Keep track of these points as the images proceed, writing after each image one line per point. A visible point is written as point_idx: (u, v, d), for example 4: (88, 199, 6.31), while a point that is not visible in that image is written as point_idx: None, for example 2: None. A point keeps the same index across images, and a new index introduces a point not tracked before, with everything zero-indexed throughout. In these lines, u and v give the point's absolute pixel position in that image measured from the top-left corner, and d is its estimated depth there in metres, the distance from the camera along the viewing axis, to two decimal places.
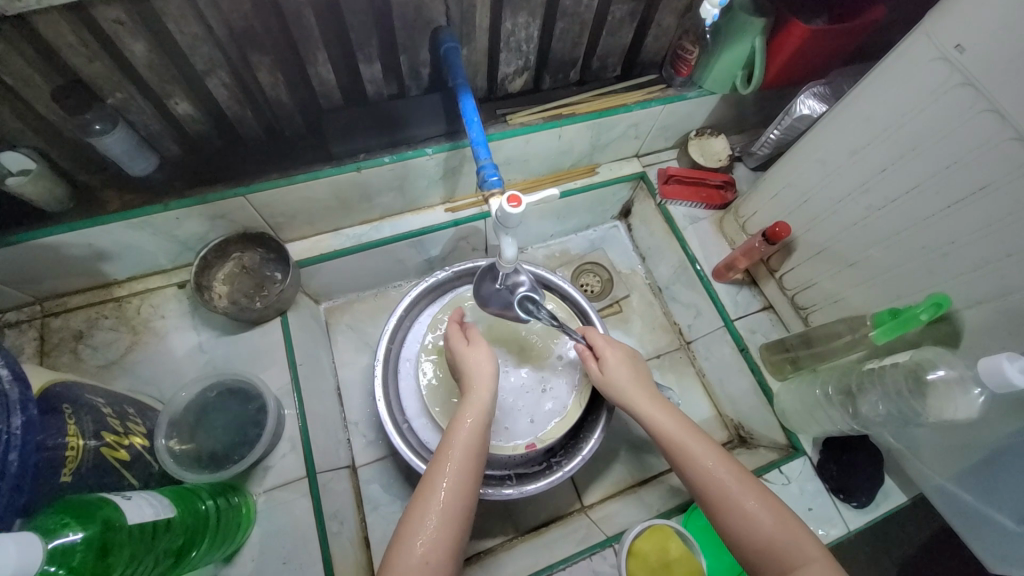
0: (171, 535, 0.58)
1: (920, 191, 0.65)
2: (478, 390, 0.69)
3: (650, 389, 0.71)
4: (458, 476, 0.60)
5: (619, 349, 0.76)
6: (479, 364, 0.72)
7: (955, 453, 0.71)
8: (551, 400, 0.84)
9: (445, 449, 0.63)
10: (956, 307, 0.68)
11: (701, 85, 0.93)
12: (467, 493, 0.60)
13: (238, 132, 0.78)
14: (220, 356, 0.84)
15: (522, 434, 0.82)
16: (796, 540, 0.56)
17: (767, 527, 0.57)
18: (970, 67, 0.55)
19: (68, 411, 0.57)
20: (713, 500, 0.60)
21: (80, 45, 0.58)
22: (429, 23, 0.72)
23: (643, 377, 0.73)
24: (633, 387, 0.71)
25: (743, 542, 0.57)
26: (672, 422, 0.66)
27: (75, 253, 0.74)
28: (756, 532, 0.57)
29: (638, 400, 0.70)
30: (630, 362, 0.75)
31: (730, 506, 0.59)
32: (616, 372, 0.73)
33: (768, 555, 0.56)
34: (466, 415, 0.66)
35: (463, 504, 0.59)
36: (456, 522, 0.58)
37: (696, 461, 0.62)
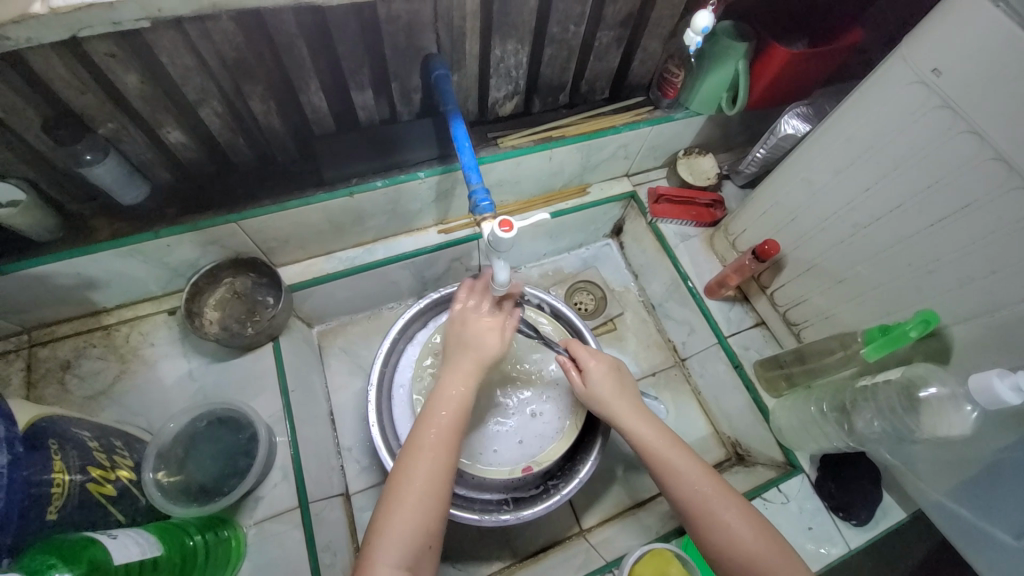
0: (158, 574, 0.56)
1: (903, 210, 0.66)
2: (471, 364, 0.70)
3: (638, 403, 0.71)
4: (444, 451, 0.62)
5: (603, 361, 0.75)
6: (484, 339, 0.72)
7: (951, 468, 0.71)
8: (545, 422, 0.84)
9: (432, 422, 0.64)
10: (945, 323, 0.69)
11: (688, 107, 0.95)
12: (450, 469, 0.61)
13: (231, 159, 0.79)
14: (210, 384, 0.82)
15: (513, 457, 0.82)
16: (776, 554, 0.57)
17: (750, 541, 0.58)
18: (948, 91, 0.57)
19: (53, 447, 0.55)
20: (699, 517, 0.60)
21: (72, 78, 0.58)
22: (420, 51, 0.73)
23: (627, 392, 0.72)
24: (620, 399, 0.70)
25: (724, 557, 0.58)
26: (661, 435, 0.66)
27: (64, 282, 0.73)
28: (740, 547, 0.58)
29: (622, 412, 0.69)
30: (615, 374, 0.73)
31: (713, 522, 0.59)
32: (600, 385, 0.72)
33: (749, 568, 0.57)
34: (454, 388, 0.67)
35: (447, 480, 0.61)
36: (440, 498, 0.60)
37: (680, 476, 0.62)
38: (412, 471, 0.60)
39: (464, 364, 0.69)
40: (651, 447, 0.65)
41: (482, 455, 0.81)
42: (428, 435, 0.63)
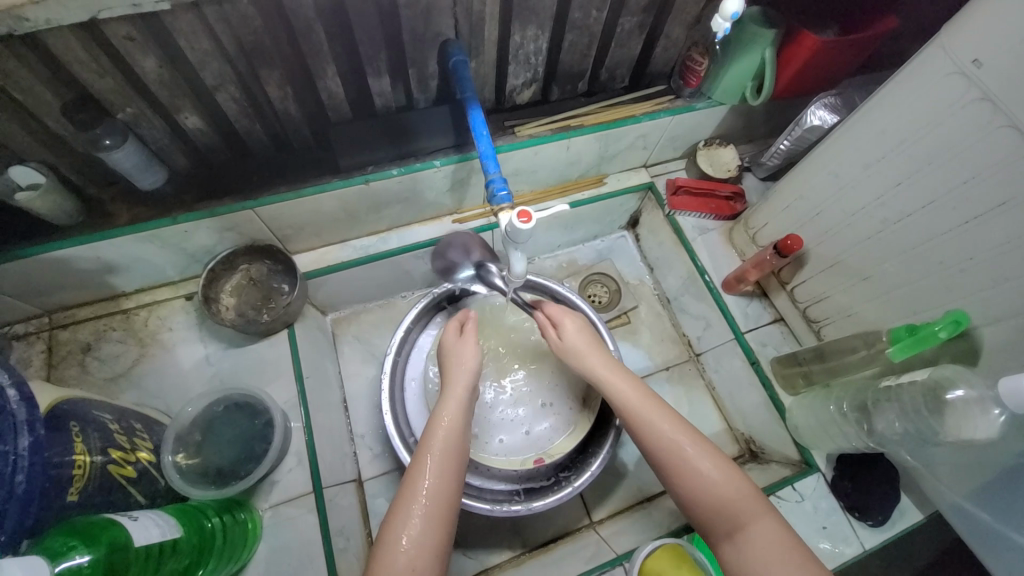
0: (178, 556, 0.57)
1: (937, 206, 0.64)
2: (460, 383, 0.67)
3: (609, 355, 0.72)
4: (442, 475, 0.59)
5: (576, 317, 0.77)
6: (467, 358, 0.71)
7: (973, 473, 0.69)
8: (556, 417, 0.85)
9: (426, 446, 0.61)
10: (975, 324, 0.67)
11: (711, 96, 0.92)
12: (451, 495, 0.59)
13: (246, 145, 0.78)
14: (226, 369, 0.83)
15: (520, 448, 0.83)
16: (751, 504, 0.56)
17: (720, 487, 0.57)
18: (988, 82, 0.54)
19: (74, 429, 0.56)
20: (667, 468, 0.60)
21: (90, 61, 0.58)
22: (438, 36, 0.71)
23: (600, 345, 0.73)
24: (592, 353, 0.72)
25: (696, 506, 0.58)
26: (632, 386, 0.67)
27: (84, 266, 0.74)
28: (709, 494, 0.57)
29: (595, 363, 0.70)
30: (588, 329, 0.75)
31: (683, 475, 0.59)
32: (573, 340, 0.74)
33: (719, 516, 0.57)
34: (445, 411, 0.64)
35: (450, 506, 0.58)
36: (443, 524, 0.57)
37: (652, 425, 0.62)
38: (409, 497, 0.57)
39: (455, 387, 0.67)
40: (620, 396, 0.67)
41: (489, 444, 0.83)
42: (422, 459, 0.60)
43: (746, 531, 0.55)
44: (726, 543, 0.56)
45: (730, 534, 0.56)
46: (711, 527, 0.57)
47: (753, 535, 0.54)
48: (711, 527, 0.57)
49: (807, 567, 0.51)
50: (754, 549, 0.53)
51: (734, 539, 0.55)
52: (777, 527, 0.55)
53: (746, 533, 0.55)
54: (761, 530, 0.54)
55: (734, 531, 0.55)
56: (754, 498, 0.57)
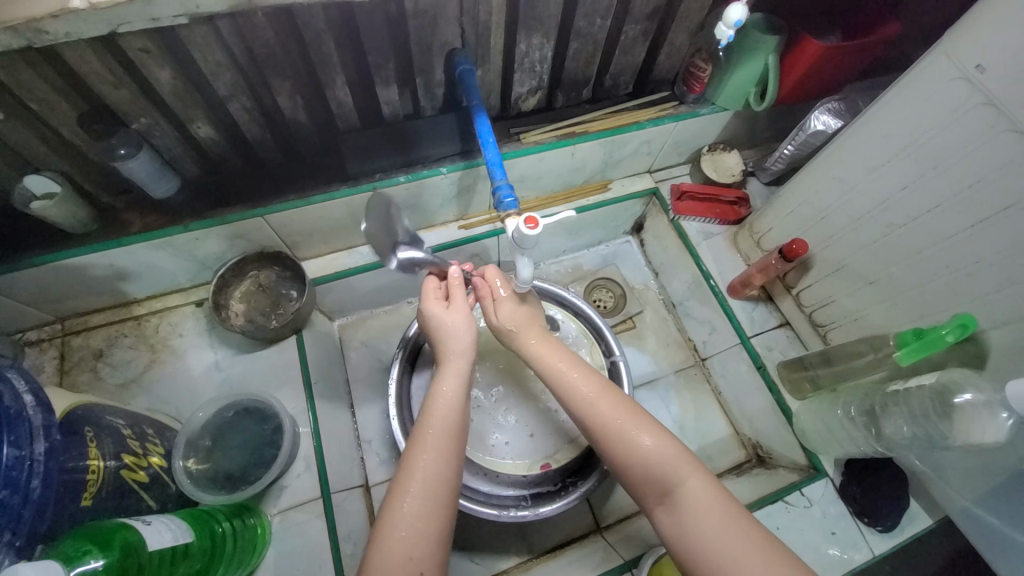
0: (189, 560, 0.57)
1: (941, 210, 0.64)
2: (455, 364, 0.68)
3: (542, 333, 0.75)
4: (440, 454, 0.59)
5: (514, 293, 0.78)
6: (460, 330, 0.69)
7: (982, 478, 0.69)
8: (561, 424, 0.87)
9: (425, 429, 0.61)
10: (982, 327, 0.67)
11: (714, 102, 0.93)
12: (446, 477, 0.58)
13: (257, 154, 0.79)
14: (236, 374, 0.84)
15: (526, 454, 0.85)
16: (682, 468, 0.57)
17: (652, 451, 0.58)
18: (991, 87, 0.55)
19: (89, 434, 0.57)
20: (600, 436, 0.62)
21: (107, 73, 0.60)
22: (445, 45, 0.73)
23: (537, 326, 0.76)
24: (528, 334, 0.75)
25: (630, 473, 0.59)
26: (566, 362, 0.70)
27: (98, 273, 0.75)
28: (640, 459, 0.59)
29: (530, 342, 0.74)
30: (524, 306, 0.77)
31: (618, 440, 0.60)
32: (515, 313, 0.76)
33: (650, 480, 0.58)
34: (443, 392, 0.65)
35: (442, 490, 0.57)
36: (437, 510, 0.55)
37: (579, 396, 0.65)
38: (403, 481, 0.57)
39: (450, 370, 0.67)
40: (555, 371, 0.69)
41: (494, 449, 0.85)
42: (420, 441, 0.60)
43: (677, 494, 0.56)
44: (660, 508, 0.57)
45: (664, 499, 0.57)
46: (646, 493, 0.58)
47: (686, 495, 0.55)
48: (644, 493, 0.58)
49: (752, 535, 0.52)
50: (685, 510, 0.55)
51: (666, 502, 0.56)
52: (705, 487, 0.56)
53: (677, 495, 0.56)
54: (691, 491, 0.55)
55: (666, 495, 0.56)
56: (682, 458, 0.58)
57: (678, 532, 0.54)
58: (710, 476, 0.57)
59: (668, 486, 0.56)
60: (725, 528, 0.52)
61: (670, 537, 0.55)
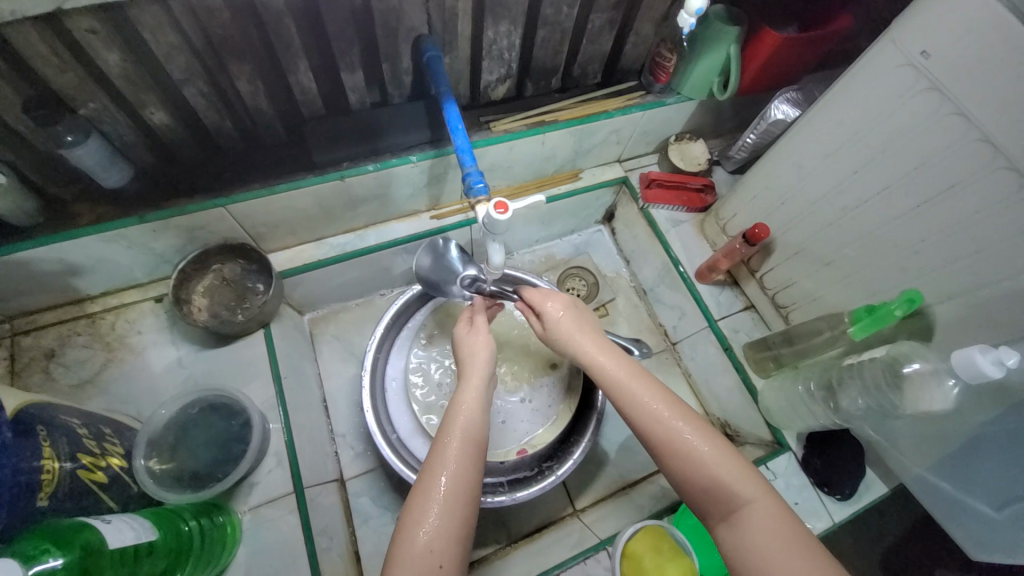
0: (154, 559, 0.55)
1: (891, 192, 0.68)
2: (478, 375, 0.66)
3: (597, 334, 0.68)
4: (463, 464, 0.57)
5: (557, 300, 0.72)
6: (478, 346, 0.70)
7: (930, 444, 0.73)
8: (535, 414, 0.87)
9: (446, 439, 0.59)
10: (928, 303, 0.71)
11: (680, 91, 0.95)
12: (470, 487, 0.56)
13: (216, 142, 0.77)
14: (200, 371, 0.81)
15: (498, 440, 0.85)
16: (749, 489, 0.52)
17: (716, 469, 0.53)
18: (934, 72, 0.58)
19: (42, 433, 0.54)
20: (660, 449, 0.56)
21: (52, 55, 0.56)
22: (411, 31, 0.72)
23: (588, 328, 0.69)
24: (579, 334, 0.67)
25: (691, 490, 0.54)
26: (624, 366, 0.62)
27: (46, 268, 0.71)
28: (704, 477, 0.53)
29: (583, 345, 0.66)
30: (573, 310, 0.71)
31: (682, 457, 0.55)
32: (559, 321, 0.69)
33: (712, 499, 0.53)
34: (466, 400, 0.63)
35: (467, 499, 0.55)
36: (460, 518, 0.54)
37: (642, 407, 0.58)
38: (427, 494, 0.55)
39: (472, 381, 0.66)
40: (612, 376, 0.62)
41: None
42: (443, 451, 0.58)
43: (741, 514, 0.51)
44: (722, 525, 0.53)
45: (726, 518, 0.52)
46: (706, 509, 0.54)
47: (755, 518, 0.51)
48: (707, 510, 0.54)
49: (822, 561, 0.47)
50: (751, 533, 0.50)
51: (730, 523, 0.52)
52: (773, 509, 0.51)
53: (744, 516, 0.51)
54: (758, 513, 0.51)
55: (730, 514, 0.52)
56: (751, 480, 0.53)
57: (739, 553, 0.50)
58: (779, 497, 0.52)
59: (731, 507, 0.52)
60: (791, 553, 0.48)
61: (734, 558, 0.51)
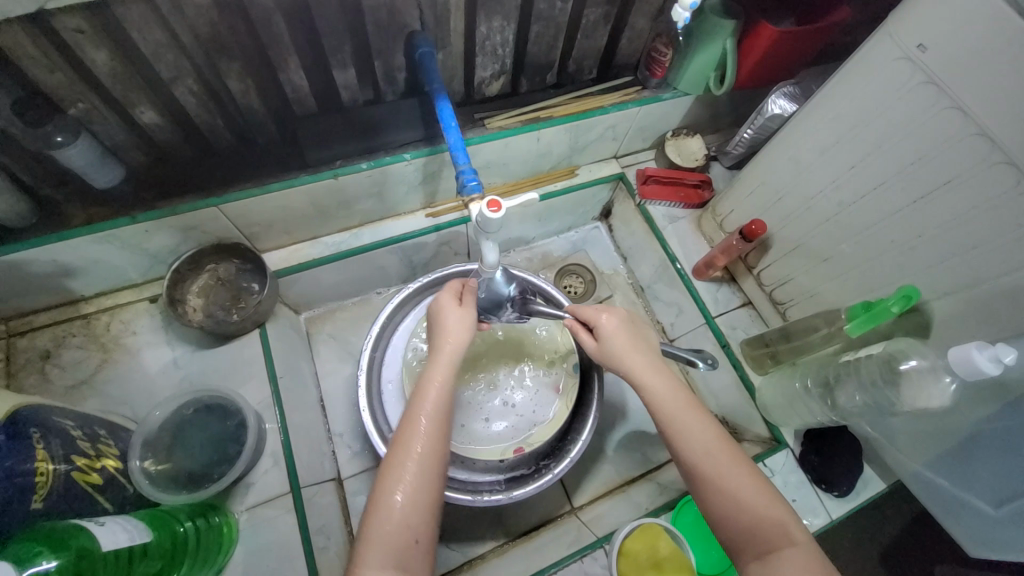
0: (148, 560, 0.55)
1: (887, 187, 0.67)
2: (447, 346, 0.67)
3: (653, 355, 0.67)
4: (429, 438, 0.59)
5: (615, 314, 0.70)
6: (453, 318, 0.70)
7: (929, 441, 0.73)
8: (523, 415, 0.86)
9: (419, 409, 0.61)
10: (926, 298, 0.70)
11: (676, 86, 0.94)
12: (434, 458, 0.59)
13: (209, 141, 0.76)
14: (196, 371, 0.81)
15: (484, 440, 0.84)
16: (786, 526, 0.54)
17: (762, 511, 0.55)
18: (931, 66, 0.57)
19: (35, 436, 0.54)
20: (703, 483, 0.57)
21: (40, 56, 0.56)
22: (403, 27, 0.71)
23: (643, 345, 0.67)
24: (635, 353, 0.66)
25: (732, 524, 0.55)
26: (678, 395, 0.62)
27: (39, 270, 0.71)
28: (749, 517, 0.54)
29: (636, 367, 0.64)
30: (630, 328, 0.69)
31: (720, 492, 0.56)
32: (614, 339, 0.67)
33: (754, 538, 0.54)
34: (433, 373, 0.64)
35: (436, 470, 0.58)
36: (431, 488, 0.57)
37: (692, 442, 0.59)
38: (403, 463, 0.57)
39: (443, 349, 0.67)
40: (665, 404, 0.61)
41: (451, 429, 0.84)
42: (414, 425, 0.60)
43: (782, 553, 0.52)
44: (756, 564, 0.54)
45: (762, 556, 0.53)
46: (742, 547, 0.55)
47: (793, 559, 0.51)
48: (742, 547, 0.55)
49: None
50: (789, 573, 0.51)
51: (766, 561, 0.52)
52: (809, 552, 0.52)
53: (784, 556, 0.52)
54: (797, 555, 0.52)
55: (767, 553, 0.53)
56: (794, 525, 0.54)
57: None
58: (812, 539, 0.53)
59: (771, 546, 0.53)
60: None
61: None
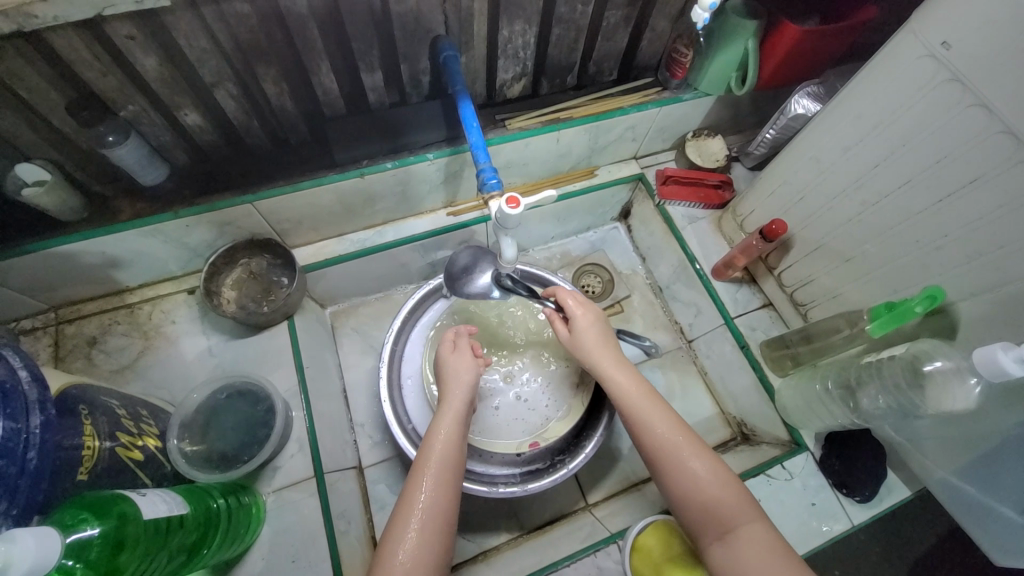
0: (183, 532, 0.59)
1: (912, 185, 0.66)
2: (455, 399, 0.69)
3: (616, 351, 0.72)
4: (437, 489, 0.60)
5: (587, 311, 0.75)
6: (461, 373, 0.72)
7: (955, 447, 0.71)
8: (536, 415, 0.88)
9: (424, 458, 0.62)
10: (951, 300, 0.69)
11: (697, 87, 0.94)
12: (447, 510, 0.59)
13: (245, 142, 0.81)
14: (228, 359, 0.86)
15: (496, 435, 0.86)
16: (745, 512, 0.56)
17: (717, 491, 0.58)
18: (956, 63, 0.56)
19: (84, 412, 0.58)
20: (664, 468, 0.61)
21: (94, 61, 0.60)
22: (429, 32, 0.74)
23: (608, 339, 0.73)
24: (600, 349, 0.71)
25: (689, 504, 0.58)
26: (640, 388, 0.67)
27: (89, 261, 0.76)
28: (704, 496, 0.58)
29: (607, 364, 0.70)
30: (600, 323, 0.74)
31: (681, 475, 0.59)
32: (583, 333, 0.73)
33: (710, 518, 0.57)
34: (443, 425, 0.66)
35: (442, 520, 0.58)
36: (438, 545, 0.57)
37: (654, 429, 0.63)
38: (409, 509, 0.58)
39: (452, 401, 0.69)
40: (628, 394, 0.66)
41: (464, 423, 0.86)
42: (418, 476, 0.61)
43: (736, 533, 0.55)
44: (715, 543, 0.57)
45: (720, 536, 0.56)
46: (699, 528, 0.58)
47: (747, 537, 0.55)
48: (700, 528, 0.58)
49: None
50: (745, 552, 0.54)
51: (724, 541, 0.55)
52: (765, 531, 0.55)
53: (737, 535, 0.55)
54: (751, 533, 0.55)
55: (724, 532, 0.56)
56: (747, 504, 0.57)
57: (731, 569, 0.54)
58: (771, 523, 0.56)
59: (726, 525, 0.56)
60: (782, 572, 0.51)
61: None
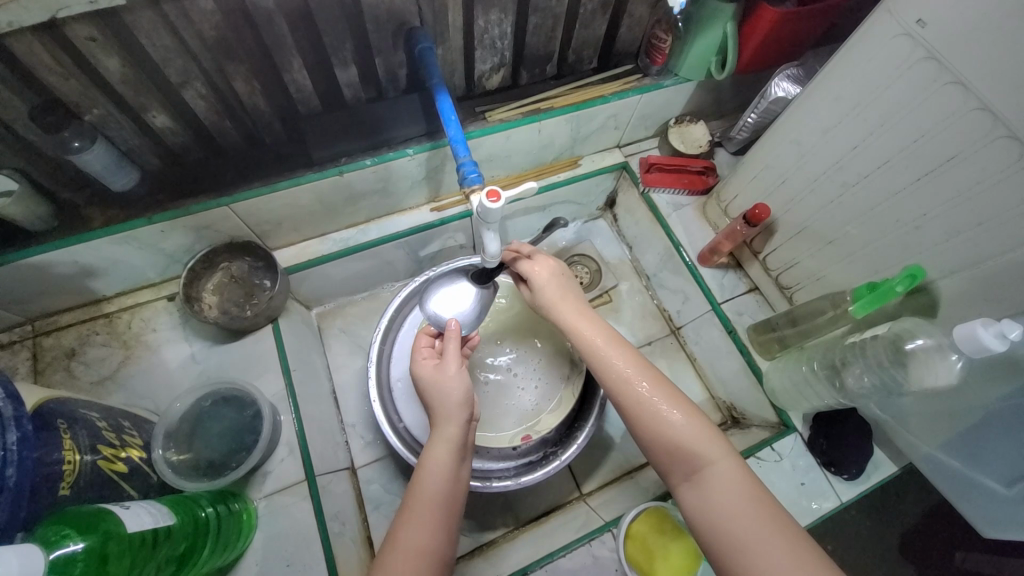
0: (172, 542, 0.58)
1: (891, 165, 0.66)
2: (455, 419, 0.65)
3: (580, 303, 0.70)
4: (427, 527, 0.57)
5: (545, 267, 0.74)
6: (450, 391, 0.66)
7: (940, 423, 0.72)
8: (525, 393, 0.91)
9: (416, 489, 0.60)
10: (931, 277, 0.70)
11: (677, 73, 0.93)
12: (440, 545, 0.57)
13: (218, 143, 0.79)
14: (213, 366, 0.84)
15: (494, 423, 0.88)
16: (710, 453, 0.56)
17: (679, 429, 0.57)
18: (932, 41, 0.56)
19: (62, 427, 0.57)
20: (632, 415, 0.60)
21: (55, 64, 0.58)
22: (403, 24, 0.72)
23: (570, 293, 0.72)
24: (561, 302, 0.70)
25: (655, 446, 0.58)
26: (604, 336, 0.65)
27: (62, 271, 0.74)
28: (668, 437, 0.57)
29: (567, 315, 0.68)
30: (560, 276, 0.73)
31: (649, 419, 0.58)
32: (546, 290, 0.72)
33: (676, 457, 0.57)
34: (436, 456, 0.62)
35: (437, 553, 0.56)
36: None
37: (617, 375, 0.62)
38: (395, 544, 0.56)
39: (449, 425, 0.64)
40: (589, 342, 0.65)
41: None
42: (409, 512, 0.58)
43: (704, 474, 0.55)
44: (684, 485, 0.56)
45: (688, 477, 0.56)
46: (669, 471, 0.58)
47: (716, 476, 0.54)
48: (669, 470, 0.57)
49: (779, 523, 0.50)
50: (713, 491, 0.54)
51: (693, 481, 0.55)
52: (732, 469, 0.55)
53: (706, 475, 0.55)
54: (718, 472, 0.55)
55: (692, 474, 0.56)
56: (712, 442, 0.56)
57: (703, 511, 0.54)
58: (738, 456, 0.56)
59: (694, 467, 0.56)
60: (754, 512, 0.51)
61: (693, 515, 0.55)
